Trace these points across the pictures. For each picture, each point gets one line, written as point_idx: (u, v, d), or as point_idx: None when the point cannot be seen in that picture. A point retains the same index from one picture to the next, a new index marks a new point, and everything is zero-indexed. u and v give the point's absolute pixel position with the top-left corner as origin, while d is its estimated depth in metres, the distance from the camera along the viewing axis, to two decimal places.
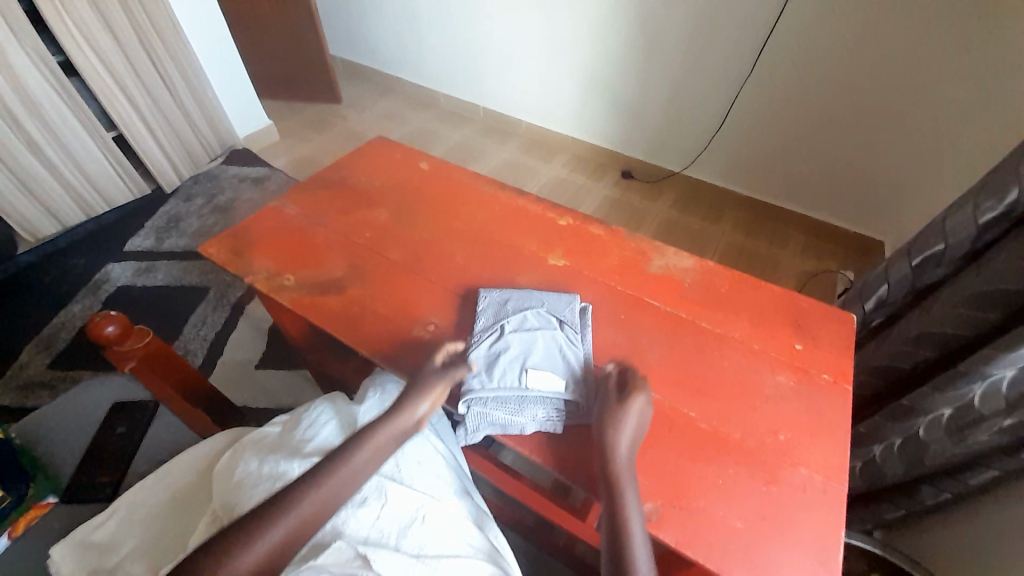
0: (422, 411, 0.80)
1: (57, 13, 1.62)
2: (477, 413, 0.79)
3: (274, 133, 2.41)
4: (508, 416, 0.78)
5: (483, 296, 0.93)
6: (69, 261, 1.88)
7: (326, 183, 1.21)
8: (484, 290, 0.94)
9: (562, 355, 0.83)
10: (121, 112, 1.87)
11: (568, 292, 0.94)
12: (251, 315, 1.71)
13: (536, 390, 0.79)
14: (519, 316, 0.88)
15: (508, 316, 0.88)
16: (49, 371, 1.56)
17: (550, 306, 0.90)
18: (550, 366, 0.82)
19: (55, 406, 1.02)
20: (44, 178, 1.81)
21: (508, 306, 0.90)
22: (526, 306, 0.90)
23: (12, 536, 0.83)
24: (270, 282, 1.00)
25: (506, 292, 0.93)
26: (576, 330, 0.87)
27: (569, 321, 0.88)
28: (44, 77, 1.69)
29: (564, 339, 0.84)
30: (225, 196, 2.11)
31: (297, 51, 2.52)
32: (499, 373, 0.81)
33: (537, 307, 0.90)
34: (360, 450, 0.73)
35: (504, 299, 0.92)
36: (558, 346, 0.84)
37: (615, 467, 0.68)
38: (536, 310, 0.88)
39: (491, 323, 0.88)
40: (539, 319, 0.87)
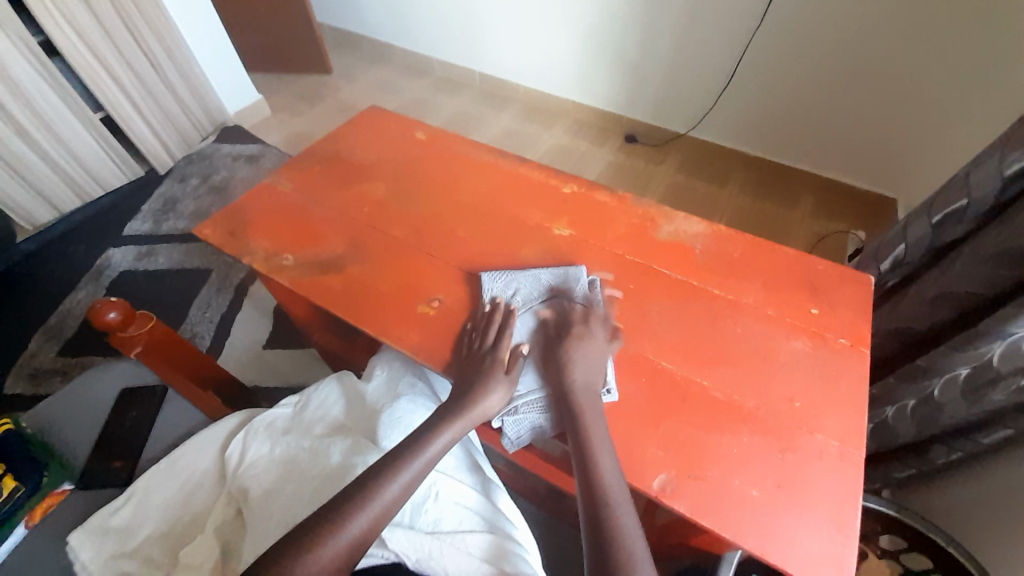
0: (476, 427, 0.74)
1: None
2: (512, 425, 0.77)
3: (265, 108, 2.33)
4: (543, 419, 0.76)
5: (486, 288, 0.89)
6: (69, 247, 1.87)
7: (320, 159, 1.16)
8: (486, 278, 0.90)
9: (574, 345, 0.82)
10: (108, 92, 1.81)
11: (574, 265, 0.91)
12: (255, 296, 1.70)
13: None
14: (528, 313, 0.85)
15: (519, 309, 0.85)
16: (58, 359, 1.57)
17: (556, 290, 0.87)
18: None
19: (62, 396, 1.03)
20: (33, 164, 1.77)
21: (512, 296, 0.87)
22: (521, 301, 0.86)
23: (30, 524, 0.86)
24: (270, 262, 0.98)
25: (510, 277, 0.89)
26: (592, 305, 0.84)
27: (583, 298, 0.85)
28: (24, 57, 1.62)
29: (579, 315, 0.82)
30: (220, 175, 2.07)
31: (282, 18, 2.40)
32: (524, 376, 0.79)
33: (548, 292, 0.87)
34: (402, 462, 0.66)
35: (511, 291, 0.88)
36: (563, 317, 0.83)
37: (582, 424, 0.69)
38: (548, 296, 0.86)
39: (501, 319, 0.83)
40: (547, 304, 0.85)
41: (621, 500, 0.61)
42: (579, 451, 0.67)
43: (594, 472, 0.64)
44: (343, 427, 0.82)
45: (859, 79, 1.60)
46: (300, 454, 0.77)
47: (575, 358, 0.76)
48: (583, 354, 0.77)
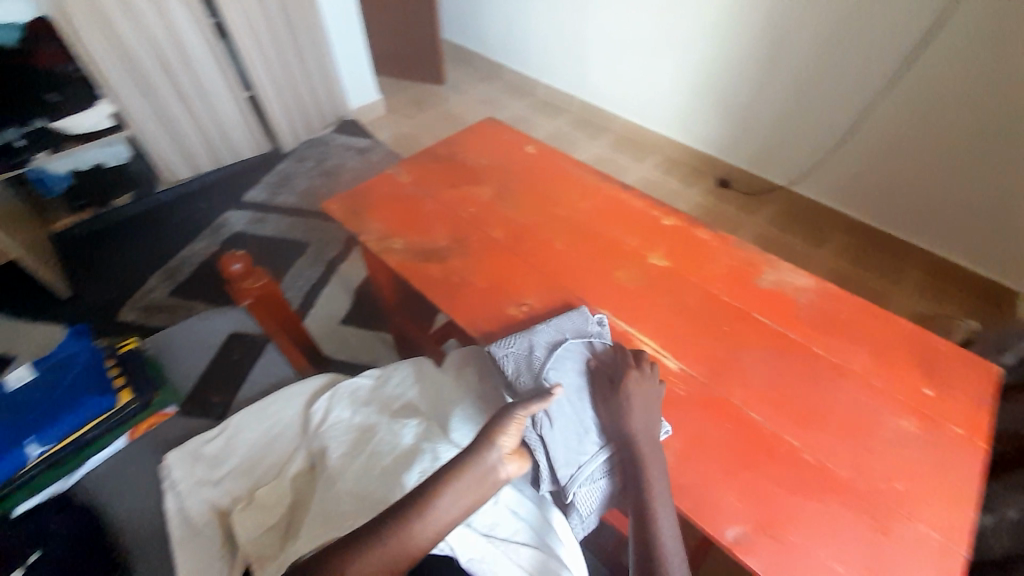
0: (510, 470, 0.63)
1: None
2: (584, 496, 0.73)
3: (381, 107, 2.54)
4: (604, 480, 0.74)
5: (501, 357, 0.82)
6: (198, 203, 2.12)
7: (436, 157, 1.25)
8: (497, 349, 0.83)
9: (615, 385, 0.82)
10: (258, 74, 2.05)
11: (574, 308, 0.91)
12: (342, 274, 1.83)
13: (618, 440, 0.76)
14: (556, 365, 0.80)
15: (545, 370, 0.79)
16: (171, 298, 1.78)
17: (573, 334, 0.85)
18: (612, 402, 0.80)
19: (181, 328, 1.15)
20: (187, 126, 2.04)
21: (537, 355, 0.81)
22: (545, 362, 0.80)
23: (133, 436, 0.94)
24: (380, 243, 1.06)
25: (524, 339, 0.83)
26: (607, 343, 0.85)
27: (596, 336, 0.85)
28: (198, 34, 1.89)
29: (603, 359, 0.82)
30: (332, 161, 2.28)
31: (412, 29, 2.62)
32: (583, 442, 0.74)
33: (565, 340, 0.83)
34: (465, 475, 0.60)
35: (528, 348, 0.82)
36: (594, 370, 0.80)
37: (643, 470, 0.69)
38: (566, 345, 0.82)
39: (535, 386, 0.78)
40: (574, 355, 0.82)
41: (675, 568, 0.61)
42: (638, 498, 0.67)
43: (649, 525, 0.64)
44: (418, 409, 0.86)
45: (997, 156, 1.49)
46: (377, 425, 0.81)
47: (633, 407, 0.74)
48: (640, 398, 0.75)
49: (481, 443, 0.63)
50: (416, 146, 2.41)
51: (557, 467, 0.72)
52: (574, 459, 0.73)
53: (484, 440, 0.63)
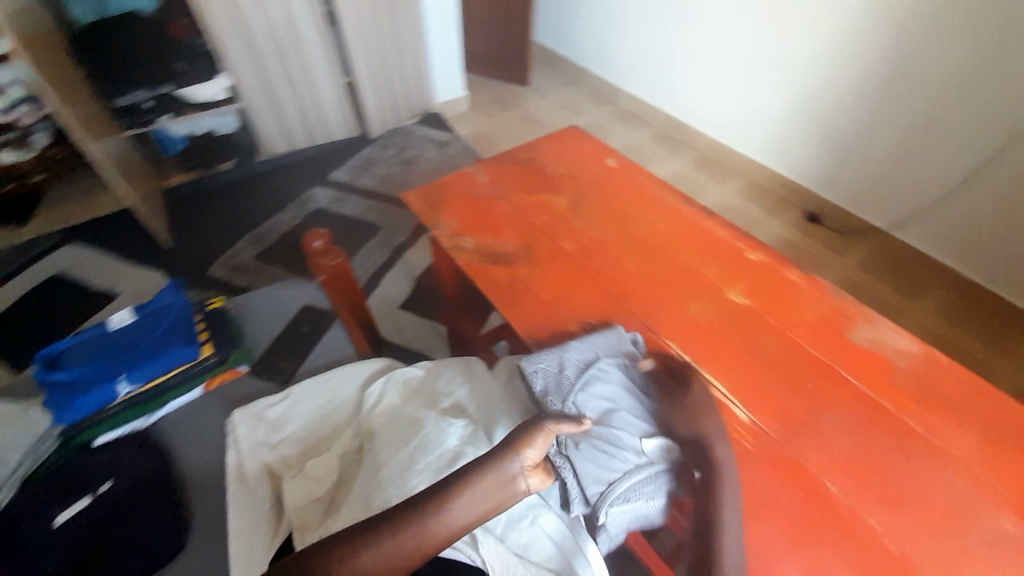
0: (531, 484, 0.58)
1: None
2: (615, 517, 0.67)
3: (464, 103, 2.60)
4: (645, 507, 0.68)
5: (531, 374, 0.79)
6: (288, 177, 2.28)
7: (516, 160, 1.25)
8: (528, 364, 0.80)
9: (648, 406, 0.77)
10: (358, 62, 2.17)
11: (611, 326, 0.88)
12: (407, 260, 1.90)
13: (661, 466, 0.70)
14: (586, 386, 0.76)
15: (573, 392, 0.76)
16: (255, 260, 1.93)
17: (605, 355, 0.82)
18: (644, 421, 0.75)
19: (263, 293, 1.24)
20: (288, 104, 2.20)
21: (567, 374, 0.78)
22: (573, 381, 0.77)
23: (207, 388, 1.03)
24: (451, 239, 1.07)
25: (556, 357, 0.81)
26: (640, 367, 0.82)
27: (630, 359, 0.83)
28: (310, 21, 2.02)
29: (635, 381, 0.80)
30: (412, 151, 2.37)
31: (505, 29, 2.66)
32: (612, 458, 0.69)
33: (597, 358, 0.81)
34: (484, 480, 0.57)
35: (559, 367, 0.79)
36: (626, 392, 0.77)
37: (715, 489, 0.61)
38: (599, 363, 0.80)
39: (563, 405, 0.75)
40: (608, 375, 0.78)
41: None
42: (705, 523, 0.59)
43: (715, 552, 0.57)
44: (466, 411, 0.86)
45: None
46: (426, 419, 0.81)
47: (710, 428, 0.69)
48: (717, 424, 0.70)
49: (505, 448, 0.59)
50: (493, 144, 2.44)
51: (584, 483, 0.69)
52: (602, 478, 0.69)
53: (510, 445, 0.60)
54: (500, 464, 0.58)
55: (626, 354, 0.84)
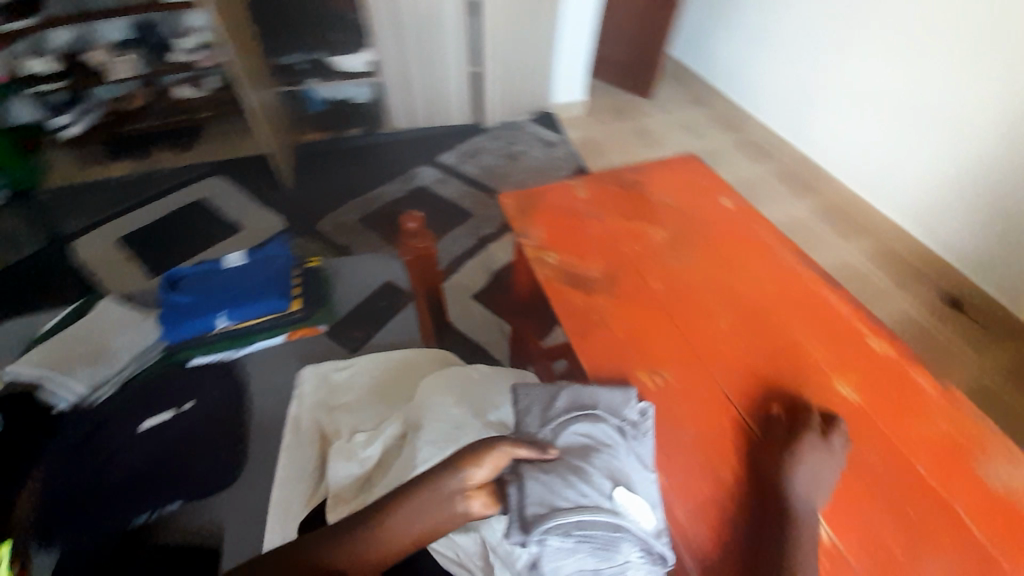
0: (471, 505, 0.60)
1: None
2: (552, 552, 0.60)
3: (580, 108, 2.59)
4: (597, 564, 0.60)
5: (519, 396, 0.81)
6: (398, 151, 2.40)
7: (619, 179, 1.20)
8: (520, 388, 0.82)
9: (641, 466, 0.70)
10: (489, 54, 2.24)
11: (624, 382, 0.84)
12: (490, 254, 1.93)
13: (630, 518, 0.62)
14: (567, 421, 0.74)
15: (552, 422, 0.75)
16: (357, 224, 2.07)
17: (603, 408, 0.76)
18: (625, 470, 0.68)
19: (354, 262, 1.33)
20: (416, 84, 2.31)
21: (554, 406, 0.77)
22: (558, 418, 0.75)
23: (289, 338, 1.11)
24: (536, 251, 1.04)
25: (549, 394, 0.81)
26: (642, 427, 0.75)
27: (634, 418, 0.76)
28: (453, 10, 2.12)
29: (631, 436, 0.73)
30: (518, 148, 2.39)
31: (638, 37, 2.57)
32: (567, 488, 0.62)
33: (590, 402, 0.77)
34: (427, 498, 0.61)
35: (550, 398, 0.79)
36: (612, 439, 0.71)
37: None
38: (589, 407, 0.76)
39: (539, 431, 0.74)
40: (597, 418, 0.74)
41: None
42: None
43: None
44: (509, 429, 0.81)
45: None
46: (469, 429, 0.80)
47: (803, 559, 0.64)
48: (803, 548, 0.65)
49: (447, 467, 0.61)
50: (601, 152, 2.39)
51: (525, 499, 0.61)
52: (546, 499, 0.61)
53: (454, 463, 0.62)
54: (439, 480, 0.61)
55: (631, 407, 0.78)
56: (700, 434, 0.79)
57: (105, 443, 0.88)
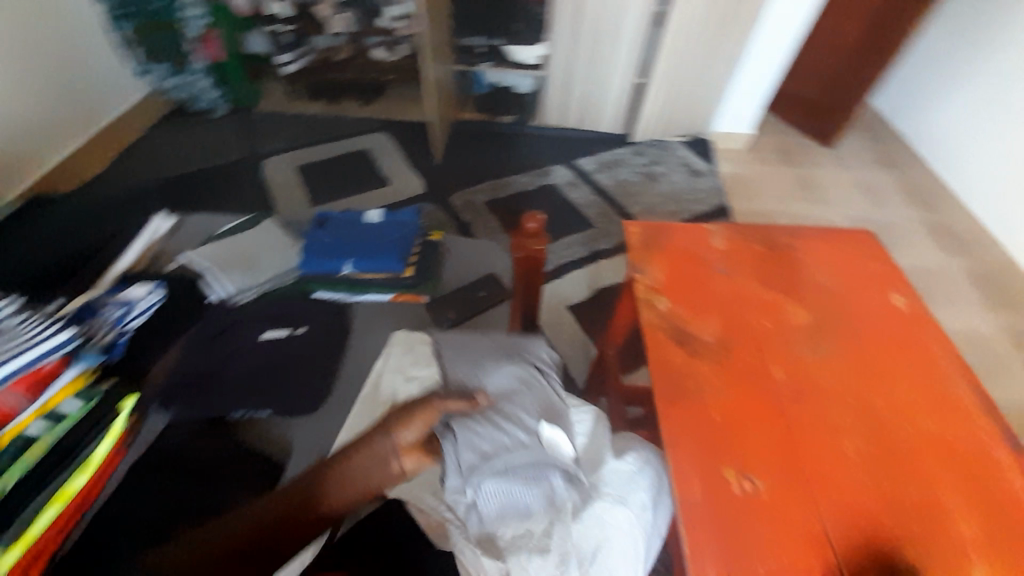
0: (404, 464, 0.64)
1: None
2: (486, 492, 0.67)
3: (744, 142, 2.52)
4: (525, 492, 0.69)
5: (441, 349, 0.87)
6: (541, 146, 2.45)
7: (760, 234, 1.11)
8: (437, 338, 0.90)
9: (557, 409, 0.80)
10: (660, 68, 2.21)
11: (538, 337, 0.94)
12: (598, 268, 1.91)
13: (548, 452, 0.72)
14: (491, 372, 0.82)
15: (476, 376, 0.81)
16: (483, 205, 2.16)
17: (523, 357, 0.87)
18: (547, 412, 0.78)
19: (467, 245, 1.35)
20: (578, 85, 2.34)
21: (473, 359, 0.84)
22: (476, 375, 0.82)
23: (394, 299, 1.16)
24: (648, 292, 0.97)
25: (466, 355, 0.87)
26: (556, 381, 0.86)
27: (547, 371, 0.87)
28: (637, 19, 2.11)
29: (546, 387, 0.83)
30: (660, 168, 2.37)
31: (838, 85, 2.47)
32: (495, 431, 0.71)
33: (507, 356, 0.87)
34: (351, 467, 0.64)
35: (465, 351, 0.87)
36: (524, 381, 0.81)
37: None
38: (509, 360, 0.85)
39: (463, 385, 0.79)
40: (514, 366, 0.84)
41: None
42: None
43: None
44: None
45: None
46: None
47: None
48: None
49: (382, 431, 0.66)
50: (754, 192, 2.31)
51: (460, 449, 0.67)
52: (479, 446, 0.69)
53: (389, 425, 0.66)
54: (369, 443, 0.65)
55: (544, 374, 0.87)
56: (787, 563, 0.68)
57: (223, 347, 0.98)
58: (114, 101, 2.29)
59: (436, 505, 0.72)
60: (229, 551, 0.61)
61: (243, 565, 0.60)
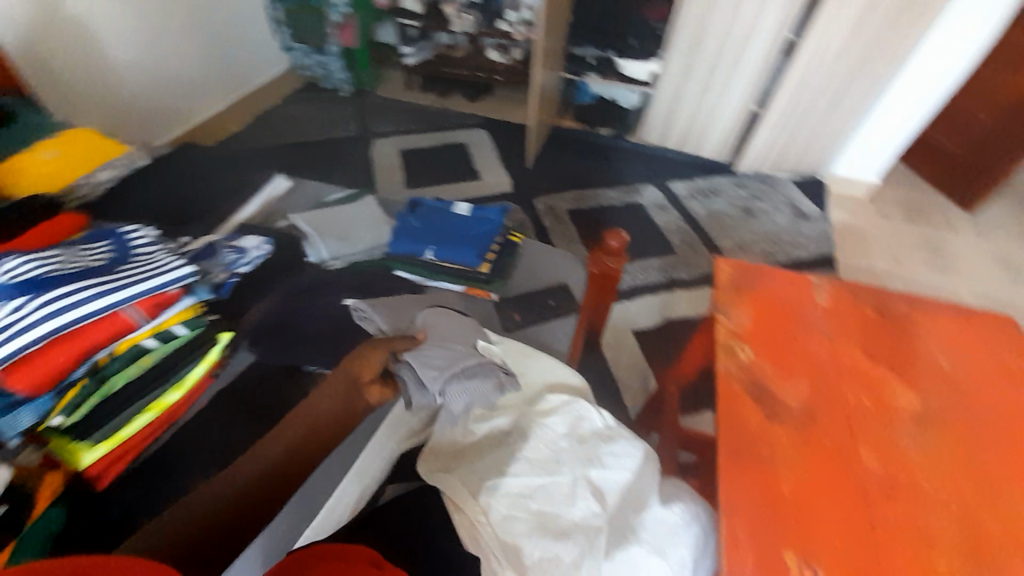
0: (373, 398, 0.73)
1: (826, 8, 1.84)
2: (451, 391, 0.75)
3: (865, 189, 2.29)
4: (485, 384, 0.77)
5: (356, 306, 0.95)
6: (636, 163, 2.39)
7: (869, 294, 1.00)
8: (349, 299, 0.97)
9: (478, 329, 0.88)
10: (780, 98, 2.08)
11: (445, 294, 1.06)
12: (673, 298, 1.83)
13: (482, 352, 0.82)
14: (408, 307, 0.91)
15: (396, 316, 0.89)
16: (566, 214, 2.14)
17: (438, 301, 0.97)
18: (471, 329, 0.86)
19: (552, 253, 1.27)
20: (686, 107, 2.26)
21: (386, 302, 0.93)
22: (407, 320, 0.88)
23: (466, 291, 1.16)
24: (730, 338, 0.90)
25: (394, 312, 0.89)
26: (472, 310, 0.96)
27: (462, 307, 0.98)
28: (763, 44, 2.00)
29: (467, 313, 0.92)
30: (761, 206, 2.20)
31: (990, 143, 2.19)
32: (429, 347, 0.78)
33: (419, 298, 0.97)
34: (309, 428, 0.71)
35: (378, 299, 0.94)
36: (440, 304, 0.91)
37: None
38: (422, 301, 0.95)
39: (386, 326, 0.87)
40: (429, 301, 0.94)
41: None
42: None
43: None
44: (602, 502, 0.73)
45: None
46: (561, 478, 0.74)
47: None
48: None
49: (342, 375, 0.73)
50: (867, 246, 2.10)
51: (407, 372, 0.75)
52: (436, 364, 0.75)
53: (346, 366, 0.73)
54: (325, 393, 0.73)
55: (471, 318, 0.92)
56: None
57: (298, 307, 0.96)
58: (259, 72, 2.58)
59: (472, 505, 0.71)
60: (220, 520, 0.65)
61: (239, 533, 0.64)
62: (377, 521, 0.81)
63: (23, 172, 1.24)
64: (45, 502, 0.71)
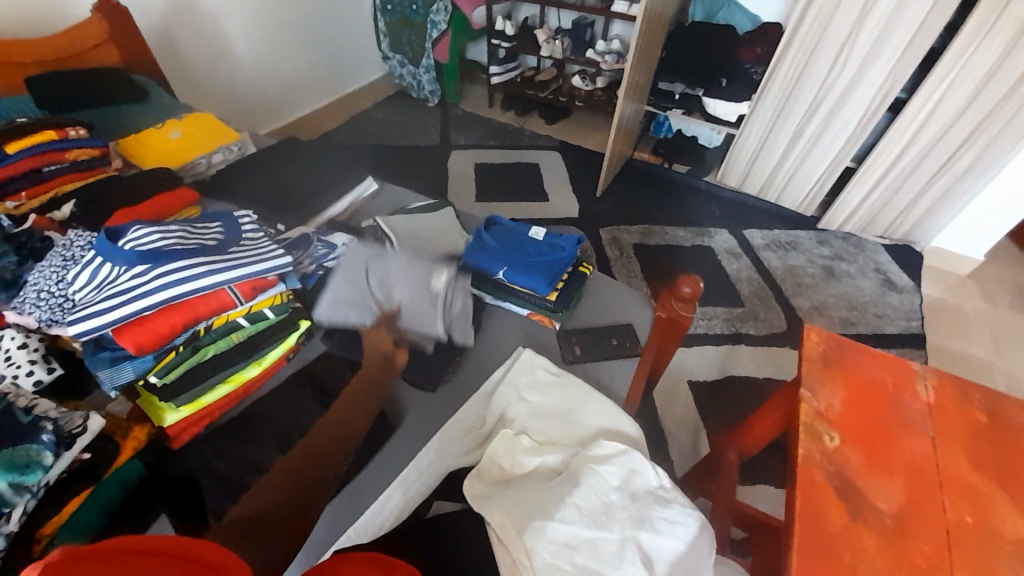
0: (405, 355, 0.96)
1: (949, 67, 1.69)
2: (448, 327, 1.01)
3: (969, 266, 2.07)
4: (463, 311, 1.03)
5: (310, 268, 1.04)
6: (711, 206, 2.30)
7: (976, 391, 0.88)
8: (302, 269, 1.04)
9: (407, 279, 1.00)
10: (881, 156, 1.93)
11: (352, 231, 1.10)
12: (733, 351, 1.72)
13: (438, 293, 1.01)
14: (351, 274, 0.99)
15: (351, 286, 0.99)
16: (631, 248, 2.09)
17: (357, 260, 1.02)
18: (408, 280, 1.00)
19: (618, 288, 1.25)
20: (773, 154, 2.16)
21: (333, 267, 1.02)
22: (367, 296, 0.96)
23: (528, 316, 1.16)
24: (814, 421, 0.82)
25: (343, 270, 0.98)
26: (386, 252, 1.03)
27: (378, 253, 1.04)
28: (871, 97, 1.87)
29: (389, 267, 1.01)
30: (845, 268, 2.03)
31: None
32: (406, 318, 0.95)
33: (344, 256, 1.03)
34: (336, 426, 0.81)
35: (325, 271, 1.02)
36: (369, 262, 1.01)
37: None
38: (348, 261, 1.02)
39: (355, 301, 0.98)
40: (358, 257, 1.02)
41: None
42: None
43: None
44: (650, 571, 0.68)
45: None
46: (611, 535, 0.70)
47: None
48: None
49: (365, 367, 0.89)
50: (968, 329, 1.89)
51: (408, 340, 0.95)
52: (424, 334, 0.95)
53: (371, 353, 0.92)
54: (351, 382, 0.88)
55: (419, 259, 1.05)
56: None
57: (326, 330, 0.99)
58: (358, 77, 2.79)
59: (516, 544, 0.70)
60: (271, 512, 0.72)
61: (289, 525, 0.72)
62: (417, 535, 0.79)
63: (149, 146, 1.39)
64: (131, 451, 0.76)
